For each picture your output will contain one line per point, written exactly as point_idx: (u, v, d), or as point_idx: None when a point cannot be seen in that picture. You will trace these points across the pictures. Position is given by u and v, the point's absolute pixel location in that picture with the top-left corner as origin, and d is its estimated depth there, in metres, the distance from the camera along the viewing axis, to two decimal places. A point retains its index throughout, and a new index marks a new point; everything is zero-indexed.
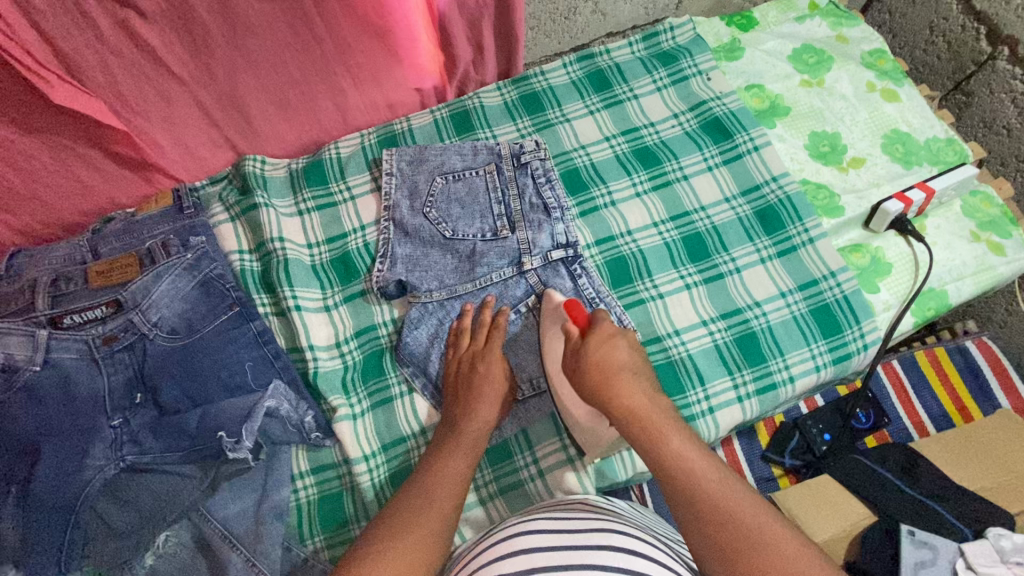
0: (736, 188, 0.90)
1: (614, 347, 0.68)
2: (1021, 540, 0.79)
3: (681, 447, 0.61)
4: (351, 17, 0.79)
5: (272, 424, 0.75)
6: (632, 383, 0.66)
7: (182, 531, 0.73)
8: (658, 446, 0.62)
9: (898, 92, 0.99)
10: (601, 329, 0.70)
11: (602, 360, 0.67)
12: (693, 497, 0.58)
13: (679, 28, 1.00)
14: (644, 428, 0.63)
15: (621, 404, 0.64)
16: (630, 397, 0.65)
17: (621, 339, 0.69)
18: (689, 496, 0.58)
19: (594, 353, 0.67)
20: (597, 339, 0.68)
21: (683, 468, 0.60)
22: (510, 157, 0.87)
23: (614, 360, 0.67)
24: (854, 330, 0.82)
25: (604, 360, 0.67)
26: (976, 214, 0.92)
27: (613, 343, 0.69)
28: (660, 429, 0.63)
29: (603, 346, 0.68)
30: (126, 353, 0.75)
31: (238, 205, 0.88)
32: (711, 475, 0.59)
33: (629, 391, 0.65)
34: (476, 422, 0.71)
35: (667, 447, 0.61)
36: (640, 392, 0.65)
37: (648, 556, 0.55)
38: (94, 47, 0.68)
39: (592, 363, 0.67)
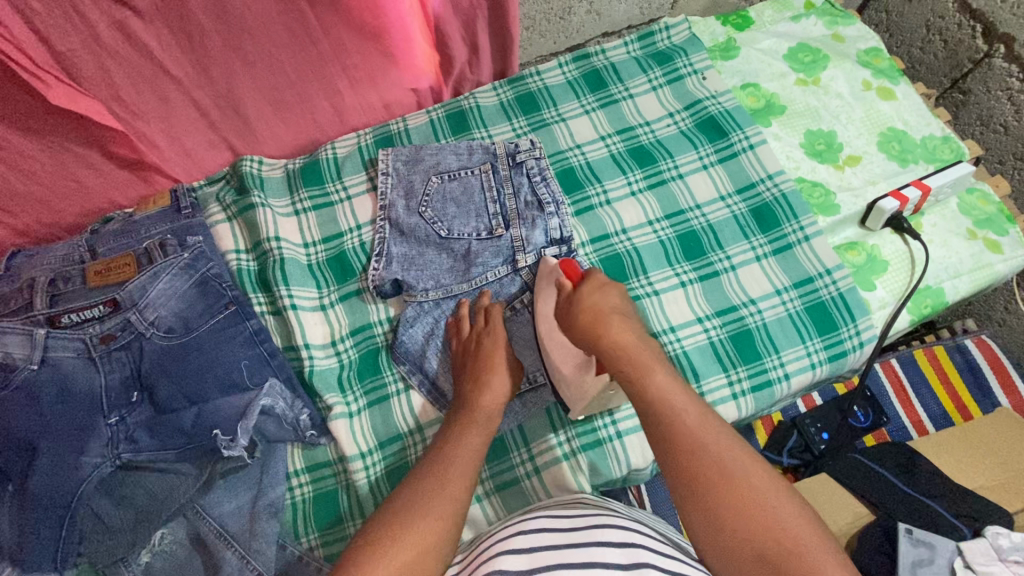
0: (731, 186, 0.90)
1: (606, 294, 0.66)
2: (1018, 539, 0.79)
3: (683, 410, 0.57)
4: (347, 18, 0.79)
5: (268, 422, 0.76)
6: (626, 326, 0.63)
7: (178, 529, 0.73)
8: (660, 408, 0.58)
9: (894, 91, 0.99)
10: (593, 278, 0.68)
11: (593, 303, 0.65)
12: (697, 463, 0.54)
13: (674, 28, 1.00)
14: (645, 389, 0.59)
15: (615, 347, 0.62)
16: (624, 337, 0.62)
17: (612, 287, 0.68)
18: (694, 463, 0.54)
19: (585, 297, 0.66)
20: (589, 287, 0.67)
21: (686, 432, 0.56)
22: (505, 156, 0.88)
23: (605, 304, 0.65)
24: (850, 328, 0.82)
25: (596, 303, 0.65)
26: (973, 211, 0.92)
27: (605, 291, 0.67)
28: (662, 390, 0.59)
29: (595, 292, 0.67)
30: (123, 352, 0.75)
31: (234, 205, 0.88)
32: (718, 441, 0.55)
33: (621, 330, 0.63)
34: (488, 393, 0.70)
35: (666, 401, 0.58)
36: (632, 333, 0.63)
37: (650, 549, 0.55)
38: (90, 47, 0.68)
39: (584, 306, 0.65)
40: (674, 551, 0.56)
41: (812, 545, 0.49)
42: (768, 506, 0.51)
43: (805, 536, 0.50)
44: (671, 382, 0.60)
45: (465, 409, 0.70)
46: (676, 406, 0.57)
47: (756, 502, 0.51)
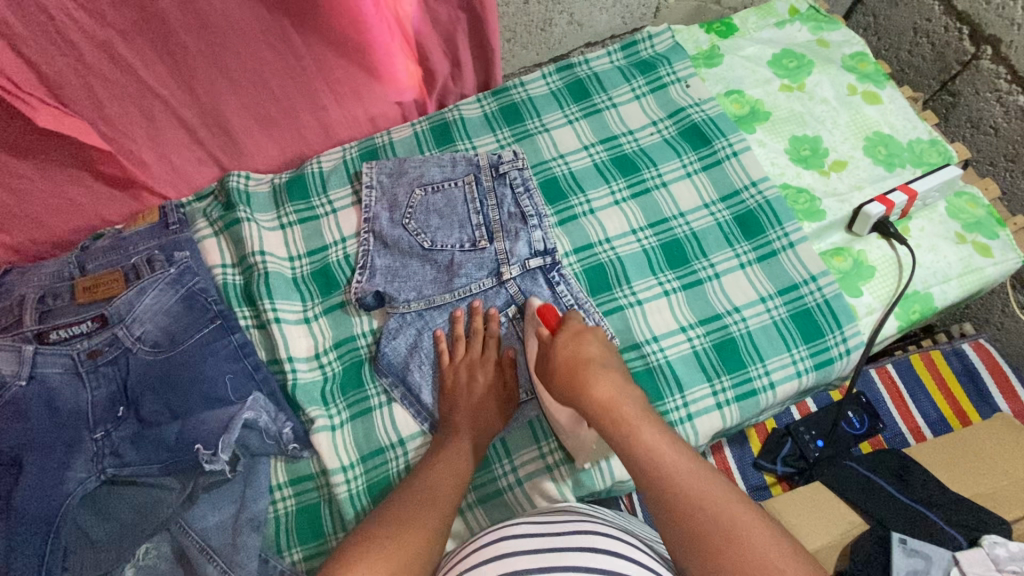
0: (715, 194, 0.90)
1: (583, 342, 0.69)
2: (1016, 548, 0.79)
3: (669, 450, 0.59)
4: (329, 35, 0.80)
5: (251, 436, 0.76)
6: (603, 375, 0.66)
7: (162, 543, 0.74)
8: (645, 447, 0.60)
9: (880, 95, 0.98)
10: (571, 328, 0.71)
11: (571, 355, 0.68)
12: (698, 525, 0.54)
13: (657, 36, 1.01)
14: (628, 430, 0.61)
15: (595, 390, 0.64)
16: (603, 391, 0.64)
17: (588, 335, 0.71)
18: (679, 502, 0.56)
19: (560, 349, 0.69)
20: (565, 336, 0.70)
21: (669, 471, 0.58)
22: (489, 167, 0.88)
23: (583, 354, 0.68)
24: (836, 335, 0.81)
25: (573, 355, 0.67)
26: (962, 215, 0.91)
27: (582, 339, 0.70)
28: (647, 430, 0.61)
29: (572, 341, 0.69)
30: (110, 367, 0.76)
31: (221, 220, 0.89)
32: (720, 500, 0.55)
33: (600, 384, 0.64)
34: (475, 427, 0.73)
35: (641, 442, 0.60)
36: (612, 383, 0.65)
37: (636, 560, 0.55)
38: (76, 69, 0.69)
39: (560, 358, 0.68)
40: (658, 561, 0.57)
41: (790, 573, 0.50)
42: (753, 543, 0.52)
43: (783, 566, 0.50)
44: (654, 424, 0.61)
45: (455, 433, 0.72)
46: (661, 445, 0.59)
47: (740, 539, 0.52)
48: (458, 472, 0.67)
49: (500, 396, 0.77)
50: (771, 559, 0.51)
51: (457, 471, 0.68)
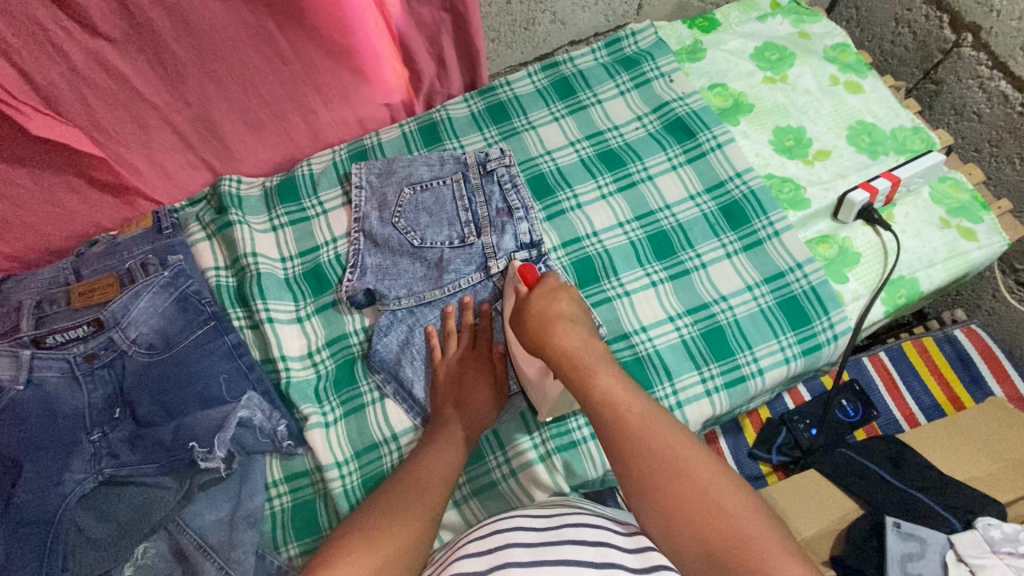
0: (700, 185, 0.91)
1: (556, 298, 0.70)
2: (1010, 529, 0.76)
3: (668, 441, 0.57)
4: (316, 39, 0.82)
5: (246, 434, 0.78)
6: (571, 328, 0.66)
7: (160, 542, 0.75)
8: (640, 439, 0.57)
9: (862, 84, 0.99)
10: (545, 284, 0.72)
11: (542, 308, 0.68)
12: (642, 458, 0.56)
13: (641, 32, 1.02)
14: (622, 421, 0.58)
15: (558, 344, 0.65)
16: (568, 339, 0.65)
17: (563, 293, 0.71)
18: (675, 499, 0.53)
19: (536, 301, 0.69)
20: (540, 291, 0.71)
21: (650, 448, 0.56)
22: (476, 164, 0.89)
23: (554, 308, 0.68)
24: (823, 322, 0.82)
25: (544, 307, 0.68)
26: (946, 200, 0.92)
27: (556, 296, 0.70)
28: (640, 422, 0.58)
29: (547, 296, 0.70)
30: (106, 370, 0.77)
31: (213, 223, 0.91)
32: (667, 436, 0.57)
33: (566, 334, 0.65)
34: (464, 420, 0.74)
35: (618, 412, 0.59)
36: (576, 337, 0.65)
37: (625, 549, 0.56)
38: (68, 78, 0.71)
39: (531, 311, 0.69)
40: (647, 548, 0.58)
41: (725, 502, 0.53)
42: (754, 543, 0.50)
43: (720, 495, 0.53)
44: (648, 415, 0.59)
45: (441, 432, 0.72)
46: (659, 435, 0.57)
47: (739, 537, 0.51)
48: (449, 462, 0.68)
49: (492, 392, 0.77)
50: (710, 490, 0.54)
51: (447, 461, 0.68)
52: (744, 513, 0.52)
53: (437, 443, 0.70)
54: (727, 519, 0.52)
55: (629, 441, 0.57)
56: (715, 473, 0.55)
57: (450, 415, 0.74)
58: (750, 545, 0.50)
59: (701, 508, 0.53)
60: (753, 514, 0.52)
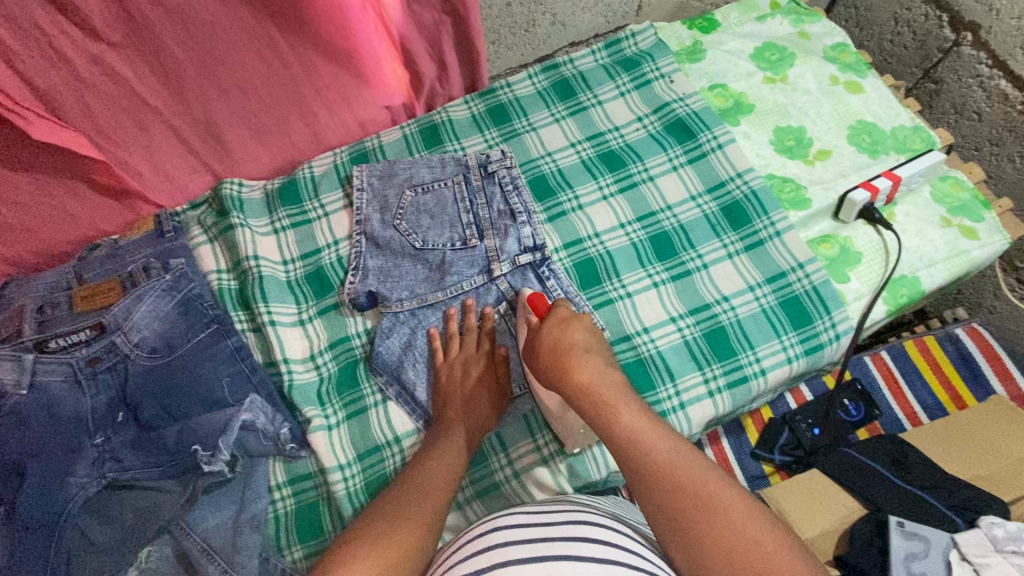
0: (701, 186, 0.91)
1: (568, 328, 0.70)
2: (1015, 529, 0.75)
3: (690, 467, 0.57)
4: (316, 41, 0.82)
5: (250, 437, 0.77)
6: (586, 360, 0.66)
7: (164, 545, 0.75)
8: (661, 466, 0.57)
9: (862, 84, 1.00)
10: (557, 314, 0.72)
11: (555, 341, 0.69)
12: (675, 498, 0.55)
13: (641, 34, 1.02)
14: (644, 450, 0.59)
15: (574, 377, 0.65)
16: (583, 372, 0.65)
17: (575, 322, 0.71)
18: (698, 525, 0.53)
19: (549, 334, 0.70)
20: (551, 322, 0.71)
21: (682, 487, 0.56)
22: (477, 167, 0.89)
23: (567, 339, 0.69)
24: (825, 321, 0.82)
25: (556, 340, 0.69)
26: (946, 199, 0.92)
27: (568, 325, 0.71)
28: (661, 450, 0.58)
29: (559, 328, 0.70)
30: (109, 373, 0.77)
31: (215, 226, 0.91)
32: (698, 474, 0.56)
33: (581, 368, 0.65)
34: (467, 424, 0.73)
35: (636, 442, 0.59)
36: (592, 368, 0.65)
37: (626, 548, 0.56)
38: (69, 82, 0.71)
39: (545, 345, 0.69)
40: (647, 545, 0.58)
41: (765, 544, 0.52)
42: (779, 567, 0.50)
43: (758, 536, 0.52)
44: (667, 442, 0.59)
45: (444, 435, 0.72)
46: (680, 461, 0.57)
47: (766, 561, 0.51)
48: (451, 465, 0.68)
49: (494, 396, 0.77)
50: (747, 531, 0.52)
51: (449, 465, 0.68)
52: (769, 536, 0.52)
53: (438, 447, 0.70)
54: (767, 562, 0.51)
55: (650, 469, 0.57)
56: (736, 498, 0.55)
57: (451, 420, 0.73)
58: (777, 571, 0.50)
59: (740, 551, 0.51)
60: (793, 556, 0.51)
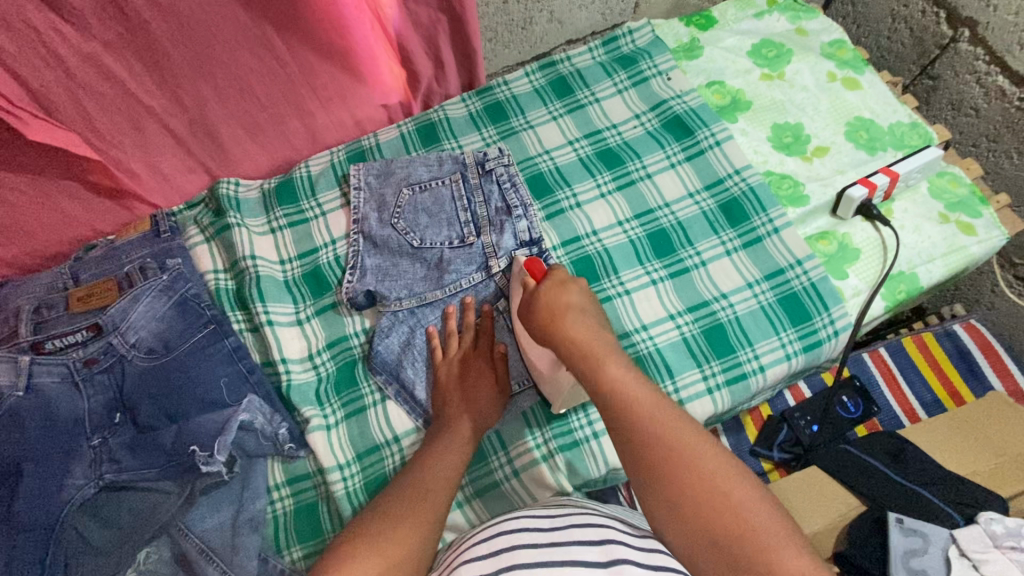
0: (699, 183, 0.91)
1: (566, 290, 0.69)
2: (1013, 524, 0.75)
3: (691, 451, 0.55)
4: (312, 40, 0.82)
5: (248, 437, 0.78)
6: (579, 320, 0.66)
7: (163, 547, 0.74)
8: (662, 450, 0.56)
9: (860, 80, 0.99)
10: (555, 276, 0.71)
11: (551, 301, 0.68)
12: (654, 453, 0.56)
13: (638, 31, 1.02)
14: (645, 433, 0.57)
15: (568, 336, 0.65)
16: (574, 330, 0.65)
17: (573, 284, 0.71)
18: (699, 514, 0.53)
19: (545, 294, 0.69)
20: (549, 283, 0.70)
21: (662, 443, 0.56)
22: (475, 164, 0.89)
23: (564, 300, 0.68)
24: (823, 318, 0.82)
25: (554, 300, 0.68)
26: (944, 195, 0.92)
27: (566, 288, 0.70)
28: (662, 432, 0.57)
29: (556, 289, 0.69)
30: (106, 375, 0.76)
31: (212, 227, 0.91)
32: (678, 430, 0.57)
33: (574, 327, 0.65)
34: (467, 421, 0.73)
35: (622, 396, 0.59)
36: (585, 327, 0.65)
37: (633, 547, 0.55)
38: (63, 83, 0.70)
39: (541, 304, 0.68)
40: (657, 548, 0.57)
41: (737, 497, 0.53)
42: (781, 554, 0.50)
43: (733, 490, 0.53)
44: (669, 424, 0.57)
45: (445, 432, 0.72)
46: (682, 444, 0.56)
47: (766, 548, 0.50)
48: (453, 463, 0.68)
49: (493, 392, 0.77)
50: (722, 485, 0.53)
51: (452, 464, 0.67)
52: (760, 510, 0.52)
53: (440, 443, 0.70)
54: (739, 514, 0.52)
55: (651, 454, 0.56)
56: (739, 482, 0.54)
57: (451, 415, 0.74)
58: (778, 558, 0.49)
59: (714, 504, 0.53)
60: (765, 509, 0.52)
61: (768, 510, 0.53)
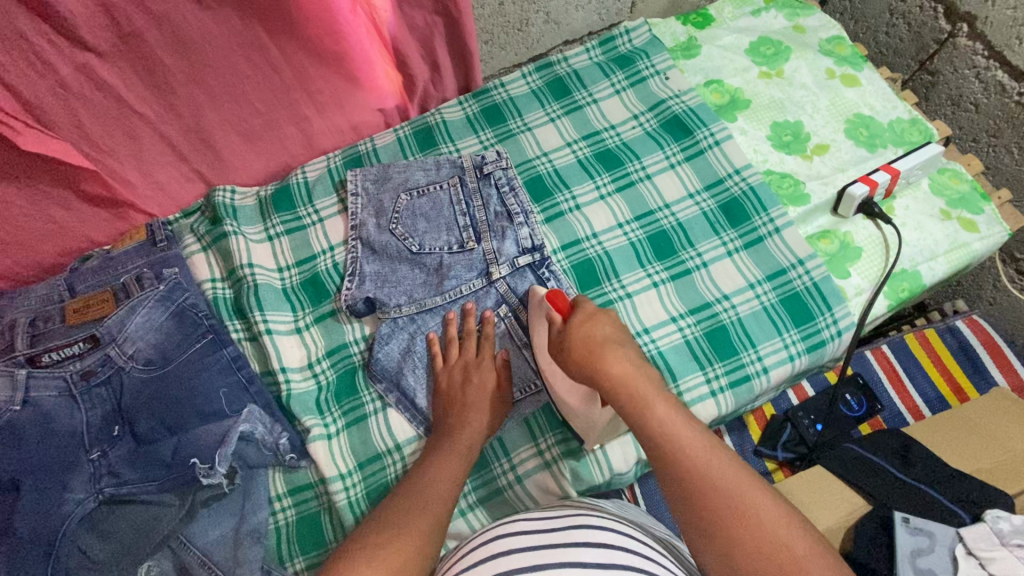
0: (699, 183, 0.91)
1: (598, 323, 0.68)
2: (1021, 522, 0.73)
3: (729, 477, 0.56)
4: (307, 45, 0.81)
5: (248, 448, 0.77)
6: (620, 353, 0.65)
7: (164, 560, 0.73)
8: (690, 466, 0.57)
9: (858, 77, 0.99)
10: (583, 309, 0.70)
11: (586, 335, 0.66)
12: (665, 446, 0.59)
13: (635, 30, 1.01)
14: (682, 458, 0.57)
15: (612, 375, 0.63)
16: (619, 368, 0.63)
17: (604, 316, 0.69)
18: (735, 541, 0.53)
19: (577, 329, 0.68)
20: (580, 317, 0.69)
21: (671, 438, 0.59)
22: (473, 168, 0.88)
23: (599, 334, 0.67)
24: (826, 318, 0.81)
25: (588, 335, 0.66)
26: (946, 191, 0.91)
27: (596, 321, 0.68)
28: (701, 459, 0.57)
29: (587, 323, 0.68)
30: (103, 387, 0.76)
31: (208, 234, 0.90)
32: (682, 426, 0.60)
33: (617, 361, 0.64)
34: (468, 429, 0.72)
35: (649, 413, 0.61)
36: (625, 360, 0.64)
37: (630, 549, 0.55)
38: (56, 92, 0.69)
39: (577, 340, 0.67)
40: (658, 552, 0.57)
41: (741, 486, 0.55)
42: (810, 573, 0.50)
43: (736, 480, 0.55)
44: (690, 426, 0.60)
45: (445, 439, 0.71)
46: (720, 470, 0.56)
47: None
48: (453, 470, 0.67)
49: (494, 399, 0.76)
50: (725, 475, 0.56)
51: (453, 470, 0.67)
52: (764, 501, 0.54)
53: (439, 453, 0.69)
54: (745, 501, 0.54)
55: (671, 453, 0.58)
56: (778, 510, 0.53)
57: (455, 421, 0.73)
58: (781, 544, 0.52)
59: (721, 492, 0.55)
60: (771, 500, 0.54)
61: (812, 541, 0.52)
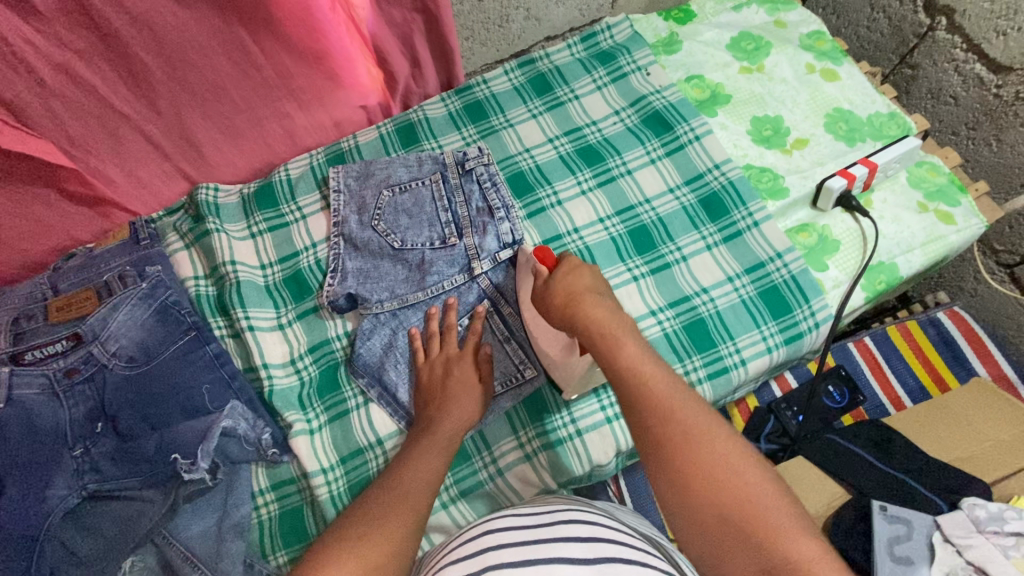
0: (679, 178, 0.91)
1: (580, 275, 0.70)
2: (996, 508, 0.74)
3: (728, 460, 0.52)
4: (288, 43, 0.81)
5: (230, 444, 0.77)
6: (598, 302, 0.66)
7: (148, 555, 0.74)
8: (665, 421, 0.55)
9: (838, 71, 1.00)
10: (568, 262, 0.72)
11: (568, 286, 0.69)
12: (642, 399, 0.57)
13: (617, 26, 1.02)
14: (659, 413, 0.56)
15: (585, 317, 0.65)
16: (595, 313, 0.65)
17: (586, 270, 0.71)
18: (721, 520, 0.50)
19: (559, 280, 0.70)
20: (563, 270, 0.71)
21: (649, 393, 0.57)
22: (454, 164, 0.89)
23: (580, 284, 0.69)
24: (804, 310, 0.82)
25: (570, 285, 0.69)
26: (923, 184, 0.92)
27: (579, 273, 0.71)
28: (679, 415, 0.55)
29: (569, 275, 0.70)
30: (86, 385, 0.76)
31: (191, 233, 0.91)
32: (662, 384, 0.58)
33: (593, 305, 0.65)
34: (449, 422, 0.72)
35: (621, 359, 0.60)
36: (604, 309, 0.66)
37: (619, 542, 0.54)
38: (35, 91, 0.70)
39: (558, 288, 0.69)
40: (648, 547, 0.56)
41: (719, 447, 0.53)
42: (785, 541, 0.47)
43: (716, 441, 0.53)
44: (670, 384, 0.58)
45: (425, 434, 0.72)
46: (713, 443, 0.53)
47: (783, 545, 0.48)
48: (433, 464, 0.67)
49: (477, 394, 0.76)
50: (703, 434, 0.54)
51: (434, 464, 0.67)
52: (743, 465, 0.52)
53: (418, 448, 0.69)
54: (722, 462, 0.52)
55: (650, 407, 0.56)
56: (802, 525, 0.49)
57: (434, 416, 0.73)
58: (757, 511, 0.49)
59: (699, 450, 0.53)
60: (751, 466, 0.52)
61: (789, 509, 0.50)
